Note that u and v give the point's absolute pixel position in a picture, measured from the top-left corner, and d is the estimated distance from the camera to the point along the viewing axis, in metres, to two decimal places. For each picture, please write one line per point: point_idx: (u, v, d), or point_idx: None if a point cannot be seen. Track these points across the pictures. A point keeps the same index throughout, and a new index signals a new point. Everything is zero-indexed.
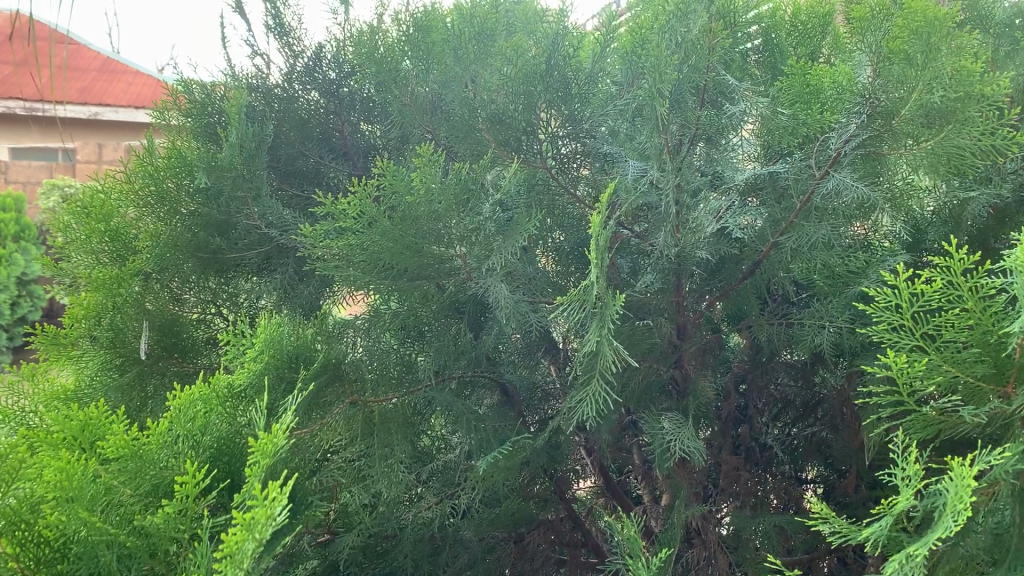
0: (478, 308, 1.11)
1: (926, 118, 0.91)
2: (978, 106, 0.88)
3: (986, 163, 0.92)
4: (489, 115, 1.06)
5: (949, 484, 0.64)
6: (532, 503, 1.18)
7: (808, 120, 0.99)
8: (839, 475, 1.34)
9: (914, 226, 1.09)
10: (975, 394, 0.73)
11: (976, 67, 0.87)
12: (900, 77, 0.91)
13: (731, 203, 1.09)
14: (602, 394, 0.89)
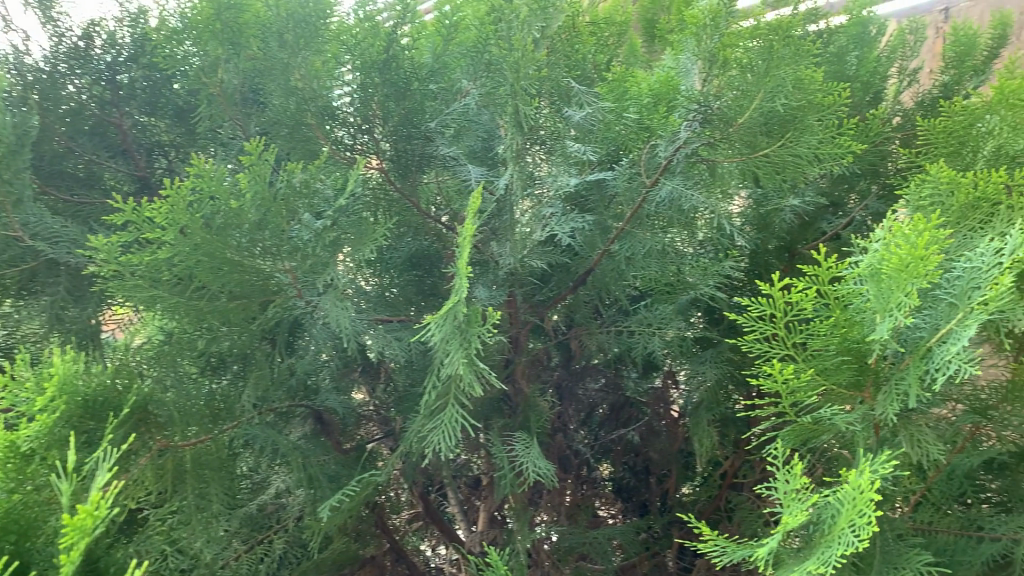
0: (292, 326, 1.00)
1: (765, 124, 0.95)
2: (815, 115, 0.94)
3: (816, 171, 0.97)
4: (319, 108, 1.01)
5: (838, 498, 0.63)
6: (355, 539, 1.08)
7: (650, 122, 1.00)
8: (650, 477, 1.37)
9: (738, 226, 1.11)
10: (837, 400, 0.74)
11: (814, 77, 0.92)
12: (739, 85, 0.92)
13: (557, 209, 1.03)
14: (458, 421, 0.82)
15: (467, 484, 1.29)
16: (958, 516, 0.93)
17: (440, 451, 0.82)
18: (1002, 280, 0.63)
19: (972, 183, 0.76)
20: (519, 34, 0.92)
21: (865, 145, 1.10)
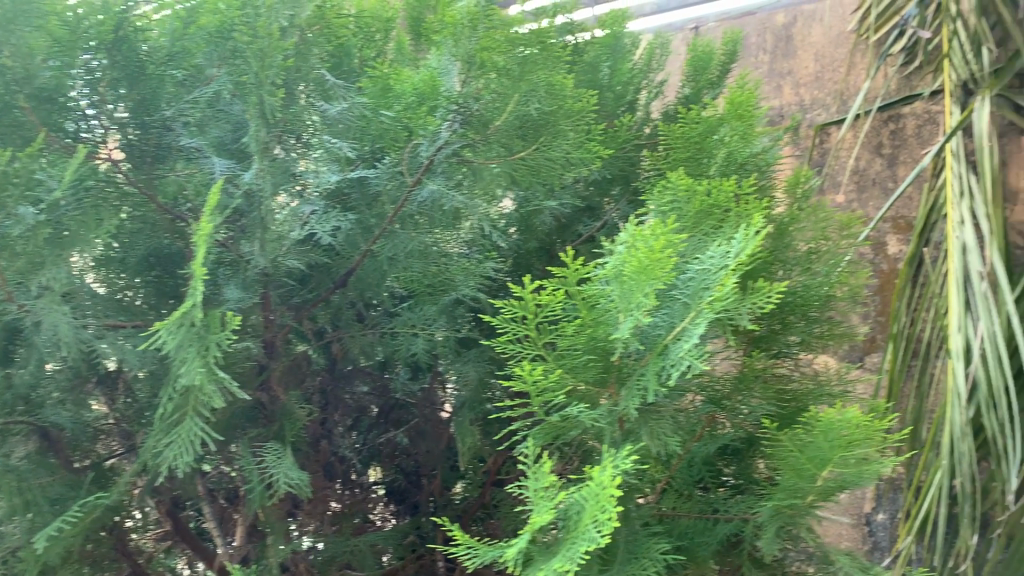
0: (8, 332, 0.90)
1: (521, 127, 0.96)
2: (568, 120, 0.96)
3: (570, 175, 1.00)
4: (34, 88, 0.93)
5: (583, 495, 0.64)
6: (89, 566, 0.99)
7: (410, 120, 0.96)
8: (419, 477, 1.36)
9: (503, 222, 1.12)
10: (583, 396, 0.76)
11: (565, 82, 0.94)
12: (495, 87, 0.94)
13: (316, 208, 1.01)
14: (198, 434, 0.77)
15: (222, 496, 1.22)
16: (698, 501, 0.99)
17: (177, 467, 0.76)
18: (726, 280, 0.68)
19: (705, 192, 0.81)
20: (262, 21, 0.89)
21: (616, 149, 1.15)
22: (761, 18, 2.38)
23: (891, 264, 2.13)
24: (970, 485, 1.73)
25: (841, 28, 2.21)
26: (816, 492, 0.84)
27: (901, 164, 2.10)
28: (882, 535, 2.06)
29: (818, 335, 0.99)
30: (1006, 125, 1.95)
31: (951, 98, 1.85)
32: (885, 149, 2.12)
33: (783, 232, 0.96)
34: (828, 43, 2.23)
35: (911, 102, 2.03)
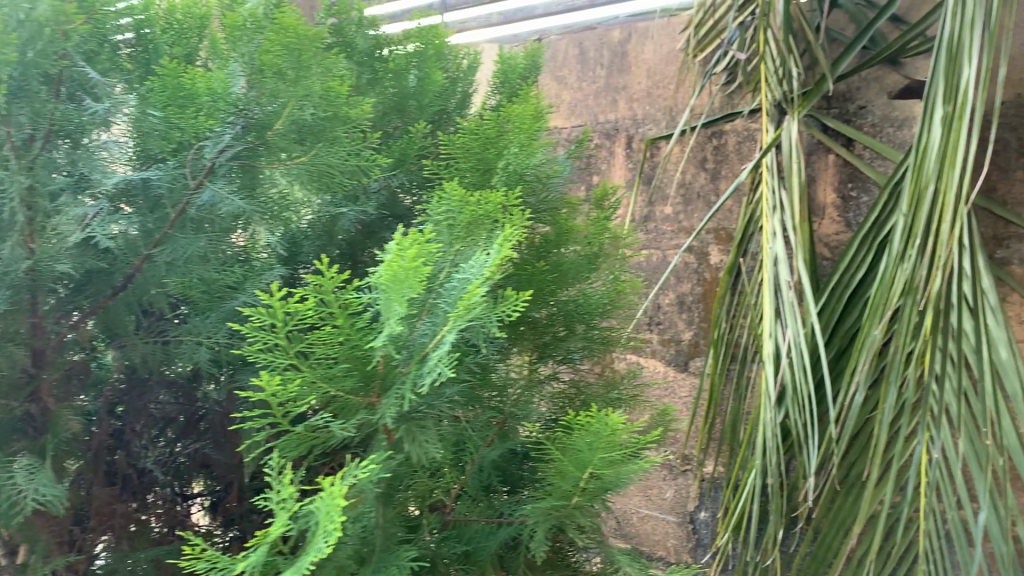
0: None
1: (298, 133, 0.98)
2: (342, 128, 0.99)
3: (349, 180, 1.03)
4: None
5: (317, 506, 0.64)
6: None
7: (188, 124, 0.94)
8: None
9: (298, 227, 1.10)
10: (343, 405, 0.76)
11: (340, 89, 0.97)
12: (272, 91, 0.95)
13: (100, 209, 0.97)
14: None
15: None
16: (487, 507, 1.06)
17: None
18: (474, 291, 0.70)
19: (477, 203, 0.83)
20: None
21: (410, 155, 1.16)
22: (599, 33, 2.43)
23: (713, 273, 2.26)
24: (777, 483, 1.84)
25: (671, 48, 2.30)
26: (580, 495, 0.88)
27: (722, 179, 2.23)
28: (704, 531, 2.18)
29: (598, 343, 1.11)
30: (815, 143, 2.06)
31: (767, 118, 1.96)
32: (709, 163, 2.25)
33: (557, 245, 1.03)
34: (660, 61, 2.33)
35: (731, 119, 2.14)
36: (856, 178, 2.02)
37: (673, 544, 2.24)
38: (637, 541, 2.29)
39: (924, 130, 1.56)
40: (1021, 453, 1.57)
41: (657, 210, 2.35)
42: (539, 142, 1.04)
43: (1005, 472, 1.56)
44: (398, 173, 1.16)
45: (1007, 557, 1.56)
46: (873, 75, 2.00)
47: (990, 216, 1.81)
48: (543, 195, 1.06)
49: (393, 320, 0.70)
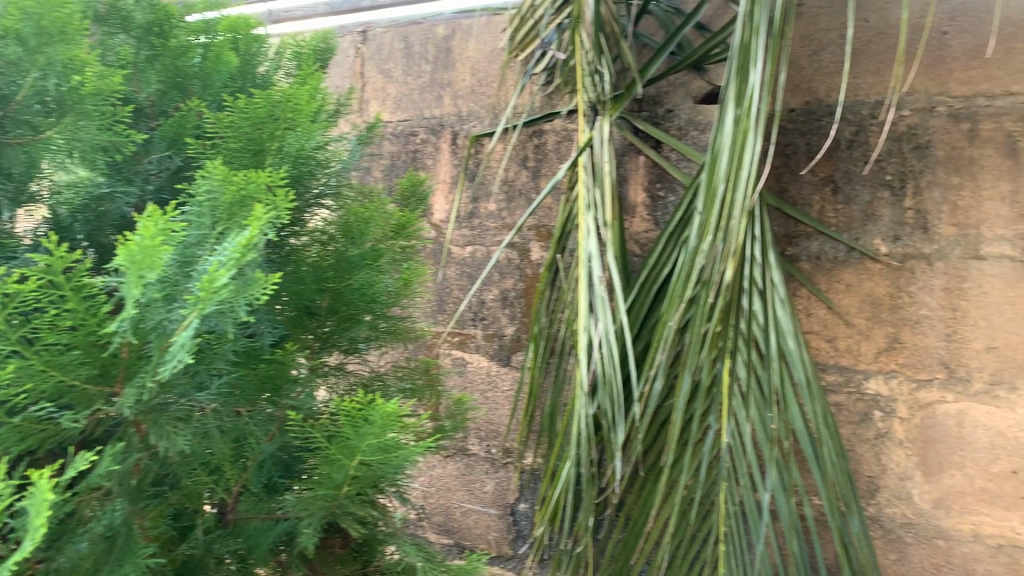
0: None
1: (45, 105, 0.95)
2: (91, 101, 0.96)
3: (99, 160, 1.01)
4: None
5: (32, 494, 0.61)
6: None
7: None
8: None
9: (65, 212, 1.03)
10: (78, 393, 0.74)
11: (82, 58, 0.96)
12: (9, 58, 0.91)
13: None
14: None
15: None
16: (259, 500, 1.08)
17: None
18: (219, 271, 0.70)
19: (240, 181, 0.82)
20: None
21: (182, 137, 1.12)
22: (425, 28, 2.42)
23: (533, 270, 2.29)
24: (589, 473, 1.89)
25: (494, 45, 2.30)
26: (348, 485, 0.93)
27: (543, 177, 2.28)
28: (522, 524, 2.25)
29: (380, 331, 1.21)
30: (627, 144, 2.14)
31: (584, 116, 1.99)
32: (530, 162, 2.29)
33: (327, 242, 1.11)
34: (484, 59, 2.33)
35: (550, 118, 2.17)
36: (664, 179, 2.11)
37: (493, 538, 2.31)
38: (459, 535, 2.38)
39: (716, 133, 1.59)
40: (805, 434, 1.68)
41: (482, 207, 2.38)
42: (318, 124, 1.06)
43: (790, 453, 1.67)
44: (173, 155, 1.13)
45: (790, 532, 1.68)
46: (680, 81, 2.09)
47: (782, 215, 1.93)
48: (319, 181, 1.10)
49: (132, 303, 0.69)
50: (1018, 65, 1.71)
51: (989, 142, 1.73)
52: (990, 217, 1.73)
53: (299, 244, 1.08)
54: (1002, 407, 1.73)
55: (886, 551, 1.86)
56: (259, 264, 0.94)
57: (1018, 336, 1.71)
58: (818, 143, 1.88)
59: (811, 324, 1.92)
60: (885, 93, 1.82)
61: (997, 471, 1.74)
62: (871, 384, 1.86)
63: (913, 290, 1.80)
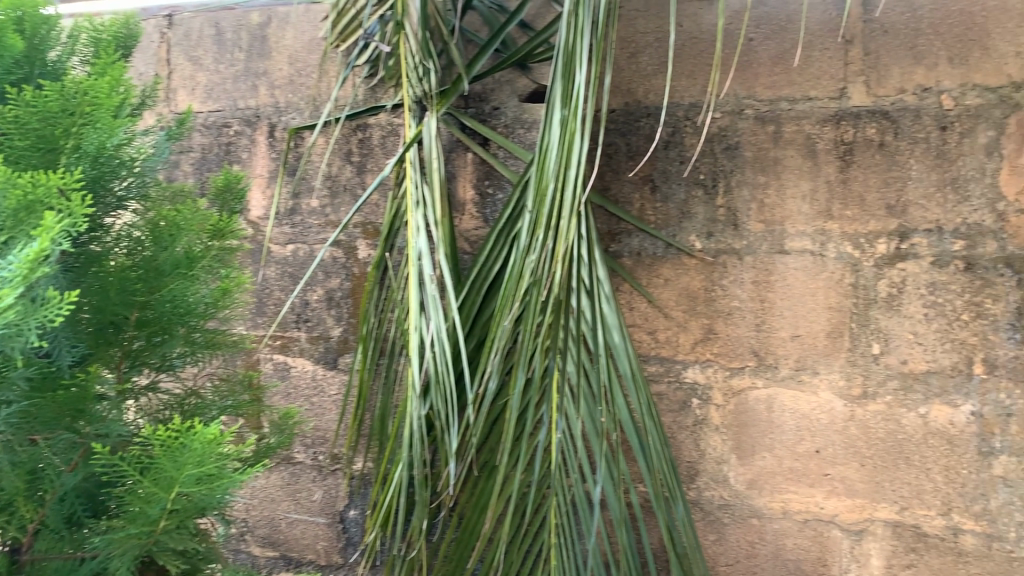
0: None
1: None
2: None
3: None
4: None
5: None
6: None
7: None
8: None
9: None
10: None
11: None
12: None
13: None
14: None
15: None
16: (63, 539, 0.98)
17: None
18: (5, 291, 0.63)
19: (28, 186, 0.74)
20: None
21: None
22: (237, 14, 2.29)
23: (360, 269, 2.22)
24: (421, 475, 1.85)
25: (313, 35, 2.21)
26: (165, 519, 0.86)
27: (368, 173, 2.21)
28: (353, 530, 2.18)
29: (198, 346, 1.14)
30: (454, 140, 2.11)
31: (409, 111, 1.95)
32: (354, 157, 2.22)
33: (133, 250, 1.02)
34: (302, 48, 2.22)
35: (374, 113, 2.10)
36: (492, 176, 2.10)
37: (323, 547, 2.24)
38: (286, 547, 2.27)
39: (544, 132, 1.60)
40: (632, 426, 1.73)
41: (303, 202, 2.28)
42: (122, 119, 0.97)
43: (618, 445, 1.71)
44: None
45: (619, 522, 1.73)
46: (505, 78, 2.09)
47: (605, 212, 1.97)
48: (124, 182, 1.01)
49: None
50: (816, 72, 1.83)
51: (791, 143, 1.84)
52: (793, 214, 1.85)
53: (102, 252, 0.99)
54: (806, 390, 1.86)
55: (706, 532, 1.94)
56: (54, 276, 0.85)
57: (818, 326, 1.85)
58: (638, 143, 1.94)
59: (633, 318, 1.97)
60: (698, 96, 1.90)
61: (803, 451, 1.86)
62: (689, 373, 1.94)
63: (726, 283, 1.89)
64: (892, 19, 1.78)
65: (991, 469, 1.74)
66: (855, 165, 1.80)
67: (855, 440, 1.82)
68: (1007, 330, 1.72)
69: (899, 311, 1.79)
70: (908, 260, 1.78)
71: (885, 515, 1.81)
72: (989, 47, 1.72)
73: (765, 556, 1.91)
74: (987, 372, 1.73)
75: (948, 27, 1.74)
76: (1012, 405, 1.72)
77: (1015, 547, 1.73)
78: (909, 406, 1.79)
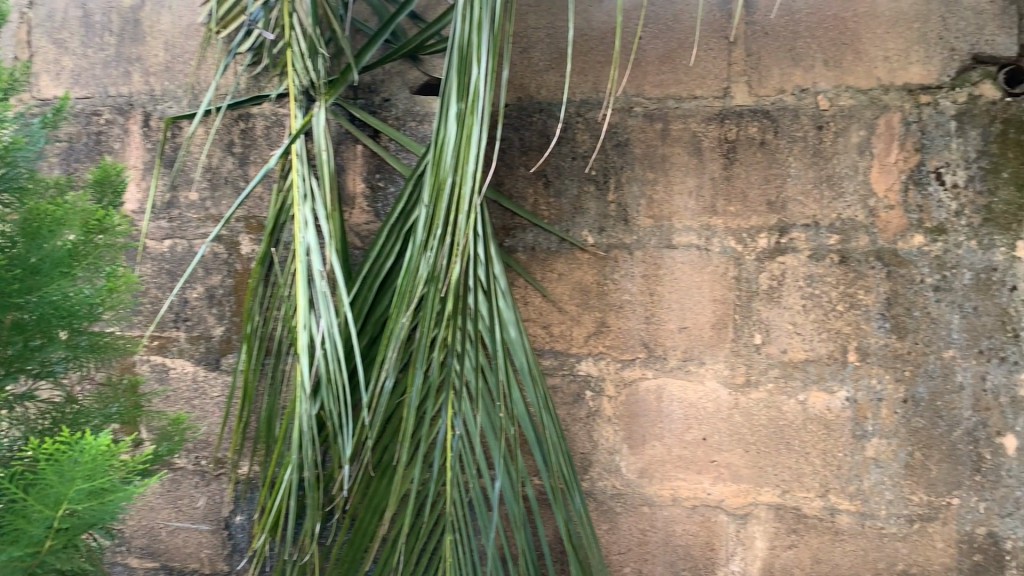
0: None
1: None
2: None
3: None
4: None
5: None
6: None
7: None
8: None
9: None
10: None
11: None
12: None
13: None
14: None
15: None
16: None
17: None
18: None
19: None
20: None
21: None
22: None
23: (244, 265, 2.14)
24: (313, 477, 1.80)
25: (191, 20, 2.11)
26: (51, 538, 0.82)
27: (251, 164, 2.13)
28: (239, 537, 2.10)
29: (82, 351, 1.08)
30: (343, 132, 2.06)
31: (296, 102, 1.90)
32: (236, 148, 2.13)
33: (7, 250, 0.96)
34: (178, 33, 2.11)
35: (258, 102, 2.02)
36: (383, 169, 2.06)
37: (206, 555, 2.15)
38: (166, 557, 2.18)
39: (440, 125, 1.58)
40: (529, 421, 1.74)
41: (182, 195, 2.17)
42: None
43: (516, 440, 1.71)
44: None
45: (517, 516, 1.73)
46: (395, 69, 2.05)
47: (498, 207, 1.97)
48: None
49: None
50: (701, 72, 1.88)
51: (678, 141, 1.89)
52: (680, 210, 1.90)
53: None
54: (693, 380, 1.91)
55: (599, 522, 1.97)
56: None
57: (704, 318, 1.91)
58: (530, 138, 1.94)
59: (527, 313, 1.98)
60: (589, 92, 1.92)
61: (691, 439, 1.92)
62: (583, 365, 1.96)
63: (617, 278, 1.93)
64: (772, 22, 1.85)
65: (864, 451, 1.84)
66: (738, 163, 1.87)
67: (739, 427, 1.89)
68: (877, 319, 1.82)
69: (779, 303, 1.87)
70: (787, 254, 1.86)
71: (768, 499, 1.89)
72: (861, 50, 1.81)
73: (656, 543, 1.95)
74: (860, 359, 1.83)
75: (823, 31, 1.82)
76: (882, 389, 1.83)
77: (886, 523, 1.84)
78: (789, 393, 1.87)
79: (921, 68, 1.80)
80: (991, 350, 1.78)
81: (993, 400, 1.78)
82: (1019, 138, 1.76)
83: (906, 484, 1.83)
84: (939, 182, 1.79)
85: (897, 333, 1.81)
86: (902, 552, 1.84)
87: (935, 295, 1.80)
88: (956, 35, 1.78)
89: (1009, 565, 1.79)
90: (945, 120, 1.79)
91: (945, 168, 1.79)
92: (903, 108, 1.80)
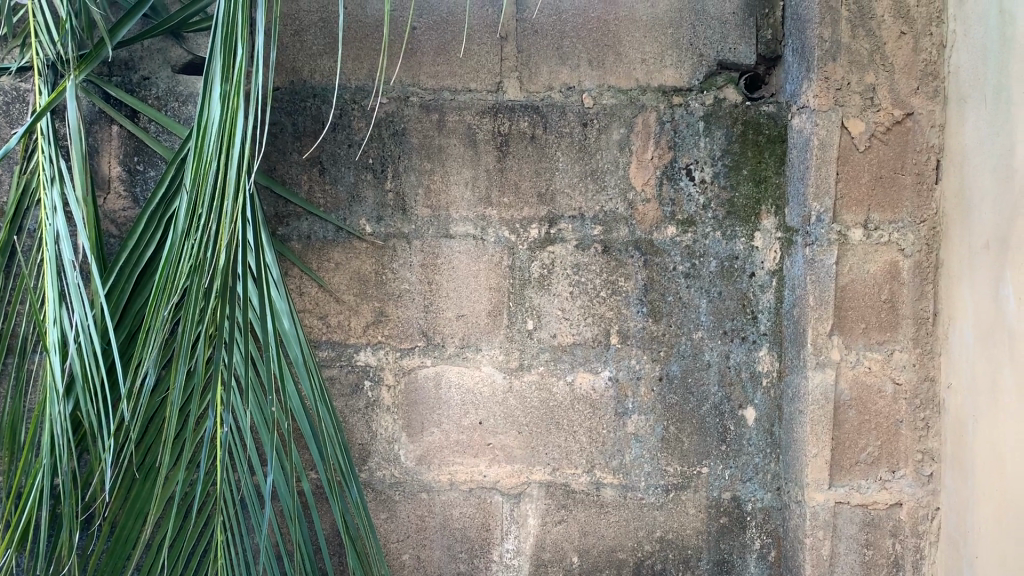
0: None
1: None
2: None
3: None
4: None
5: None
6: None
7: None
8: None
9: None
10: None
11: None
12: None
13: None
14: None
15: None
16: None
17: None
18: None
19: None
20: None
21: None
22: None
23: None
24: (68, 483, 1.67)
25: None
26: None
27: None
28: None
29: None
30: (95, 111, 1.90)
31: (39, 77, 1.74)
32: None
33: None
34: None
35: None
36: (142, 152, 1.92)
37: None
38: None
39: (204, 109, 1.51)
40: (302, 413, 1.71)
41: None
42: None
43: (288, 434, 1.68)
44: None
45: (291, 511, 1.70)
46: (155, 46, 1.92)
47: (271, 195, 1.91)
48: None
49: None
50: (474, 65, 1.92)
51: (454, 132, 1.91)
52: (456, 200, 1.93)
53: None
54: (469, 365, 1.96)
55: (378, 511, 1.97)
56: None
57: (480, 305, 1.95)
58: (304, 123, 1.89)
59: (302, 303, 1.93)
60: (365, 80, 1.90)
61: (467, 424, 1.96)
62: (361, 356, 1.95)
63: (395, 267, 1.93)
64: (540, 20, 1.92)
65: (625, 427, 1.97)
66: (510, 156, 1.93)
67: (513, 410, 1.96)
68: (636, 304, 1.95)
69: (549, 290, 1.95)
70: (556, 243, 1.94)
71: (539, 477, 1.97)
72: (621, 52, 1.93)
73: (434, 528, 1.98)
74: (621, 342, 1.95)
75: (587, 32, 1.92)
76: (641, 369, 1.96)
77: (645, 494, 1.98)
78: (559, 375, 1.96)
79: (674, 71, 1.94)
80: (733, 331, 1.96)
81: (736, 376, 1.96)
82: (756, 139, 1.95)
83: (662, 457, 1.97)
84: (689, 177, 1.94)
85: (653, 317, 1.95)
86: (659, 520, 1.98)
87: (686, 281, 1.95)
88: (705, 42, 1.95)
89: (749, 525, 1.99)
90: (695, 120, 1.94)
91: (694, 165, 1.94)
92: (658, 108, 1.93)
